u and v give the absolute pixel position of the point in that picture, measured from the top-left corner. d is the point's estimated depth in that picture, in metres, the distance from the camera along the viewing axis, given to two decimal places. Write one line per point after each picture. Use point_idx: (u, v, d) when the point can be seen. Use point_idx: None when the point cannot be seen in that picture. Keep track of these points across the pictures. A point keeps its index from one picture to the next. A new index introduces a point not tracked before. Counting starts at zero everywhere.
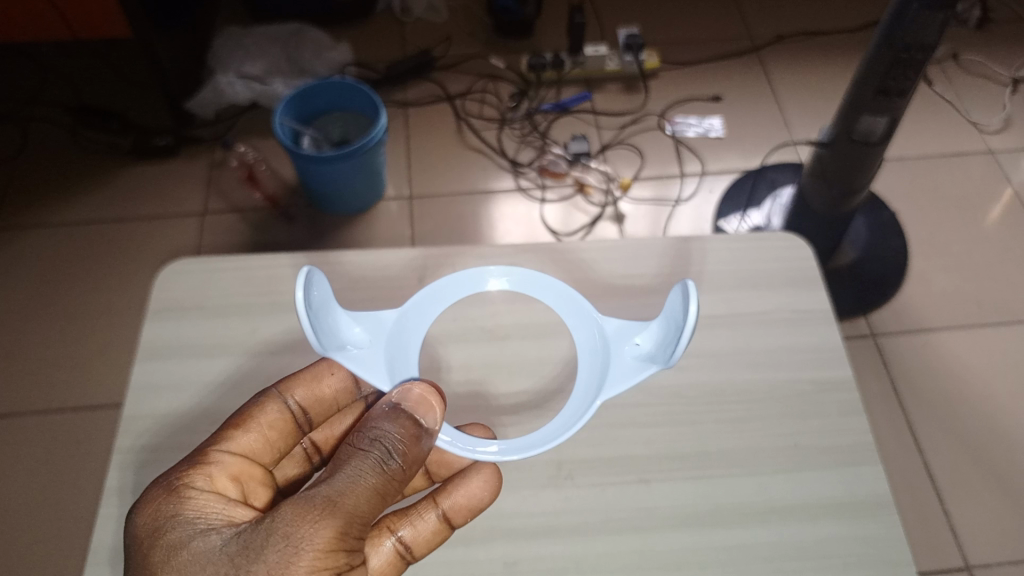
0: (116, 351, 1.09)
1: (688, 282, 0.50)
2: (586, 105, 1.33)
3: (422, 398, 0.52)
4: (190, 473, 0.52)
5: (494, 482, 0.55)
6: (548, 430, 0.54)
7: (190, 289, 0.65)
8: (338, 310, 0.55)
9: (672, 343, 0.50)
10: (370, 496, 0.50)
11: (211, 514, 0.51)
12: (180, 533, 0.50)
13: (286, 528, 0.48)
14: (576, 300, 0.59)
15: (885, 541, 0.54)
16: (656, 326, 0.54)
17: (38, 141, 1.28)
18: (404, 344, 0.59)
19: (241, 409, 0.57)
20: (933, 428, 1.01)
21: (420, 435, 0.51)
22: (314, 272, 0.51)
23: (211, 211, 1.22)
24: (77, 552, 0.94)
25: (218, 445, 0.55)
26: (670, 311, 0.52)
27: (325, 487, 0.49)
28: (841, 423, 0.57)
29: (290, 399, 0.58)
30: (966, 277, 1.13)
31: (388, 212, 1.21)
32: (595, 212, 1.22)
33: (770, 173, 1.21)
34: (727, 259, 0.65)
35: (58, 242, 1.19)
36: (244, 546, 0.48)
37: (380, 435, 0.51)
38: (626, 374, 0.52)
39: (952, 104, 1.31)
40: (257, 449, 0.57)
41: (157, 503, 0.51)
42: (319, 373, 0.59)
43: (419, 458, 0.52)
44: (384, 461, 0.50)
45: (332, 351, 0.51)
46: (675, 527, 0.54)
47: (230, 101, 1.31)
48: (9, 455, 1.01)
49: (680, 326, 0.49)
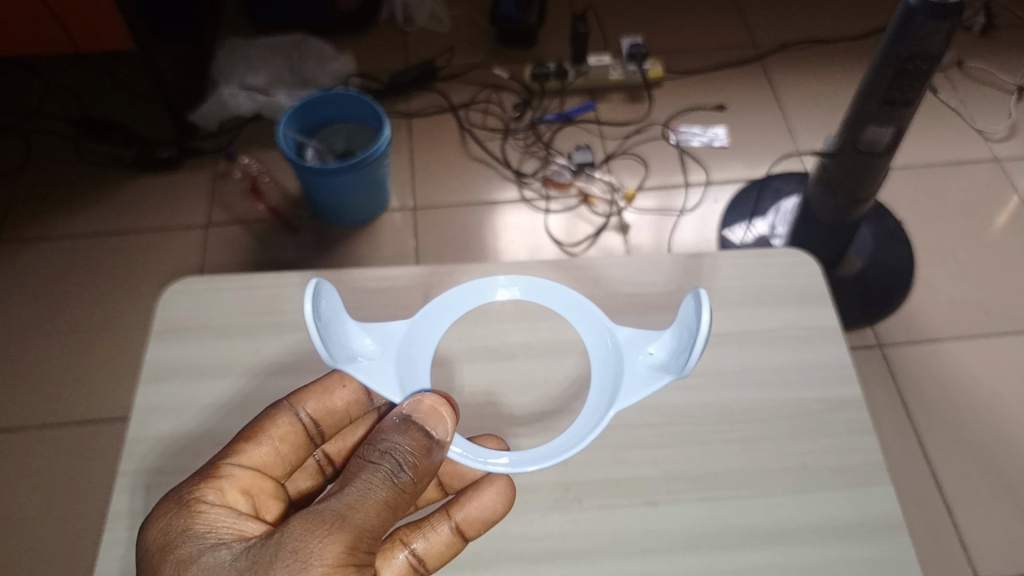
0: (122, 364, 1.09)
1: (699, 288, 0.49)
2: (589, 115, 1.33)
3: (433, 409, 0.51)
4: (201, 486, 0.52)
5: (507, 494, 0.55)
6: (562, 440, 0.54)
7: (193, 309, 0.65)
8: (349, 321, 0.54)
9: (685, 351, 0.49)
10: (380, 509, 0.49)
11: (221, 528, 0.51)
12: (189, 548, 0.49)
13: (295, 543, 0.47)
14: (590, 309, 0.59)
15: (898, 564, 0.53)
16: (669, 335, 0.53)
17: (43, 154, 1.28)
18: (414, 356, 0.58)
19: (253, 421, 0.57)
20: (943, 439, 1.00)
21: (431, 447, 0.51)
22: (322, 283, 0.50)
23: (215, 224, 1.21)
24: (83, 568, 0.94)
25: (228, 458, 0.55)
26: (683, 318, 0.51)
27: (334, 500, 0.49)
28: (851, 443, 0.57)
29: (301, 411, 0.57)
30: (974, 285, 1.12)
31: (392, 224, 1.21)
32: (599, 223, 1.21)
33: (775, 182, 1.21)
34: (735, 276, 0.64)
35: (63, 255, 1.19)
36: (253, 560, 0.47)
37: (389, 447, 0.50)
38: (636, 384, 0.51)
39: (956, 112, 1.31)
40: (268, 462, 0.57)
41: (168, 518, 0.51)
42: (330, 385, 0.59)
43: (430, 470, 0.52)
44: (394, 474, 0.50)
45: (342, 362, 0.50)
46: (683, 550, 0.54)
47: (233, 113, 1.30)
48: (14, 469, 1.00)
49: (693, 332, 0.48)
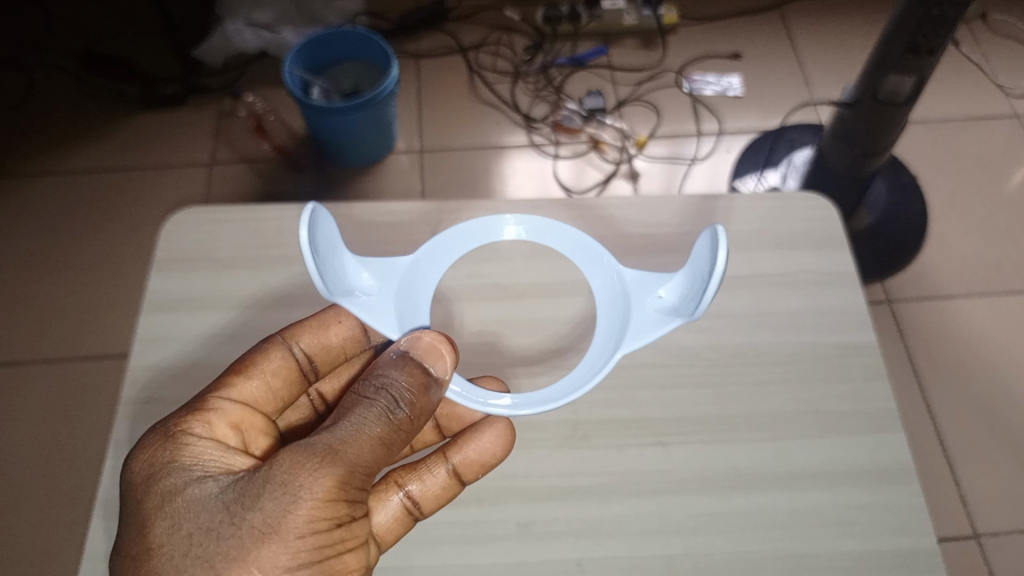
0: (124, 301, 1.08)
1: (717, 226, 0.47)
2: (601, 60, 1.29)
3: (432, 346, 0.50)
4: (189, 419, 0.51)
5: (507, 436, 0.54)
6: (567, 383, 0.52)
7: (197, 241, 0.63)
8: (346, 254, 0.52)
9: (699, 294, 0.47)
10: (375, 446, 0.48)
11: (208, 461, 0.49)
12: (174, 479, 0.48)
13: (283, 476, 0.46)
14: (597, 249, 0.57)
15: (909, 510, 0.53)
16: (681, 277, 0.51)
17: (44, 89, 1.25)
18: (414, 292, 0.57)
19: (245, 355, 0.56)
20: (949, 396, 1.00)
21: (429, 385, 0.50)
22: (317, 212, 0.48)
23: (219, 162, 1.20)
24: (86, 499, 0.94)
25: (218, 392, 0.54)
26: (697, 258, 0.49)
27: (327, 434, 0.48)
28: (864, 390, 0.56)
29: (295, 346, 0.57)
30: (987, 242, 1.11)
31: (398, 165, 1.19)
32: (609, 169, 1.20)
33: (789, 134, 1.18)
34: (753, 219, 0.63)
35: (65, 191, 1.17)
36: (240, 493, 0.46)
37: (385, 383, 0.49)
38: (647, 327, 0.50)
39: (978, 66, 1.27)
40: (259, 397, 0.56)
41: (154, 449, 0.50)
42: (325, 321, 0.58)
43: (427, 409, 0.50)
44: (390, 410, 0.49)
45: (340, 296, 0.48)
46: (691, 491, 0.53)
47: (238, 49, 1.27)
48: (17, 402, 1.00)
49: (709, 274, 0.46)
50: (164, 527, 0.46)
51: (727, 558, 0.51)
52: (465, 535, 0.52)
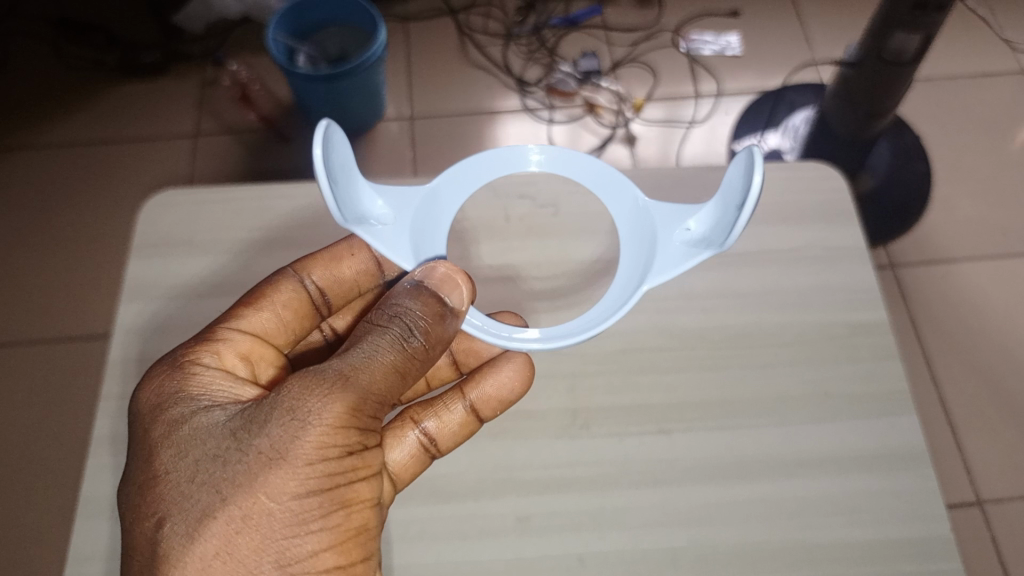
0: (109, 279, 1.05)
1: (752, 148, 0.41)
2: (596, 20, 1.25)
3: (448, 276, 0.46)
4: (196, 349, 0.49)
5: (525, 371, 0.53)
6: (588, 320, 0.48)
7: (176, 222, 0.61)
8: (360, 178, 0.47)
9: (727, 225, 0.42)
10: (388, 373, 0.45)
11: (217, 393, 0.47)
12: (181, 409, 0.46)
13: (291, 402, 0.44)
14: (620, 181, 0.53)
15: (922, 497, 0.51)
16: (711, 207, 0.45)
17: (20, 58, 1.21)
18: (429, 225, 0.52)
19: (255, 288, 0.54)
20: (953, 362, 0.98)
21: (445, 315, 0.46)
22: (332, 129, 0.43)
23: (204, 133, 1.16)
24: (75, 480, 0.93)
25: (227, 322, 0.52)
26: (728, 187, 0.44)
27: (338, 360, 0.45)
28: (873, 370, 0.54)
29: (306, 279, 0.55)
30: (992, 203, 1.08)
31: (388, 133, 1.16)
32: (606, 134, 1.17)
33: (790, 95, 1.14)
34: (780, 190, 0.60)
35: (45, 166, 1.14)
36: (248, 420, 0.44)
37: (399, 310, 0.46)
38: (670, 263, 0.45)
39: (984, 20, 1.23)
40: (270, 330, 0.54)
41: (163, 379, 0.48)
42: (338, 254, 0.56)
43: (445, 339, 0.47)
44: (403, 338, 0.46)
45: (354, 223, 0.43)
46: (696, 480, 0.51)
47: (219, 14, 1.23)
48: (3, 385, 0.98)
49: (740, 202, 0.42)
50: (170, 455, 0.44)
51: (734, 550, 0.50)
52: (462, 530, 0.50)
